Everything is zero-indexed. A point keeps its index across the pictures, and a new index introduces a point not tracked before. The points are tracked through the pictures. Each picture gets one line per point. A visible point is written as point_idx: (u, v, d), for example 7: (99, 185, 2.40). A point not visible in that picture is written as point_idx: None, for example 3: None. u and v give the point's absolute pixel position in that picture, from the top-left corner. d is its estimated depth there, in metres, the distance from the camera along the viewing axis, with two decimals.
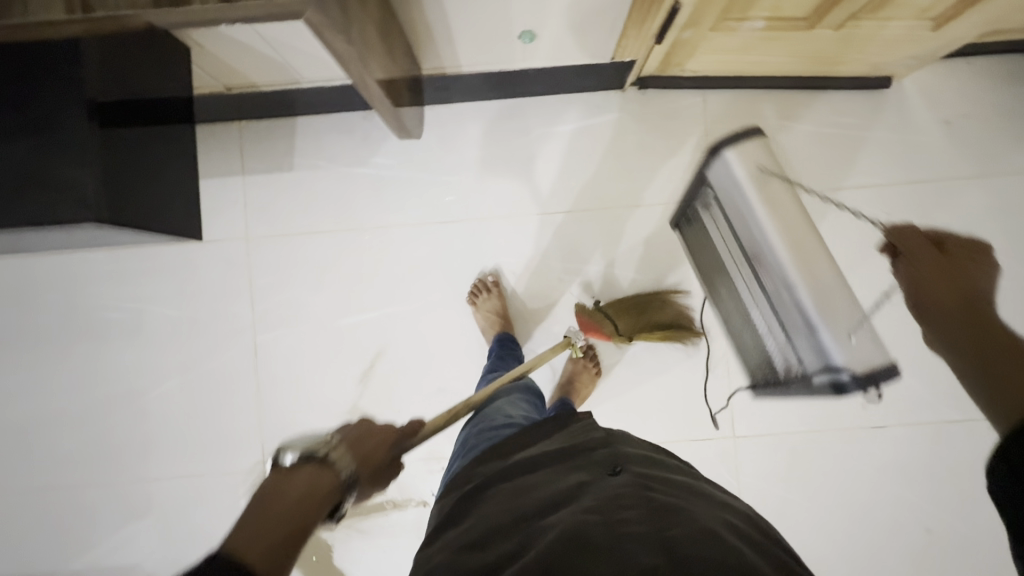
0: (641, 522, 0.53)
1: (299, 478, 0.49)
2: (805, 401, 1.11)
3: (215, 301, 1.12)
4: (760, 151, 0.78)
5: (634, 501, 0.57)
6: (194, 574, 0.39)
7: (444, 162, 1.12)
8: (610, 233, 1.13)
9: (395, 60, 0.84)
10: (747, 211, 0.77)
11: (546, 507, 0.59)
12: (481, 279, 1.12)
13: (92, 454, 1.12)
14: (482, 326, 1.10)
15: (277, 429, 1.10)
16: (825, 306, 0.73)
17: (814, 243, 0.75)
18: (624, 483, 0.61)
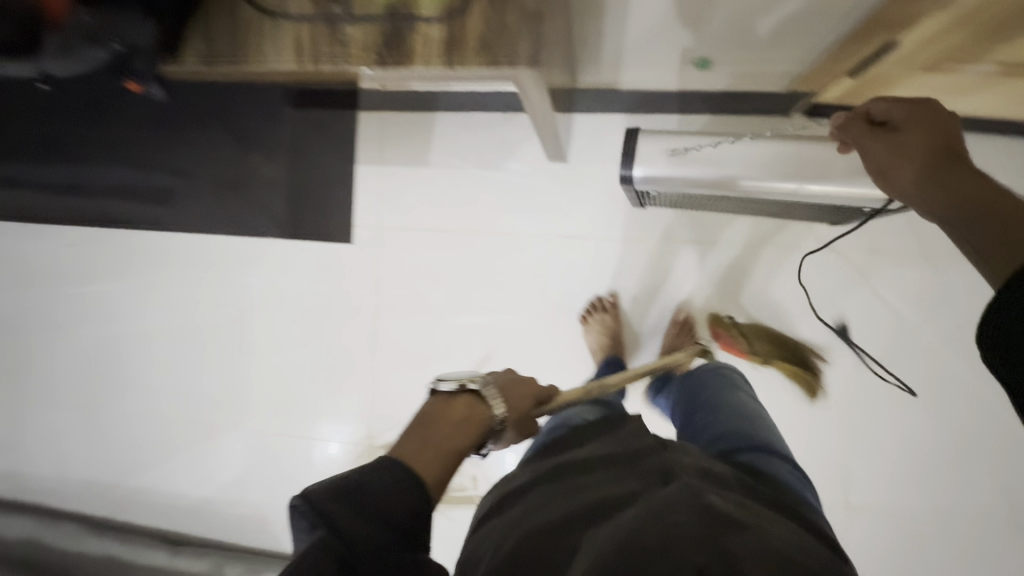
0: (695, 548, 0.44)
1: (457, 407, 0.57)
2: (935, 483, 1.02)
3: (342, 282, 1.18)
4: (655, 144, 0.82)
5: (694, 514, 0.47)
6: (384, 469, 0.49)
7: (578, 172, 1.09)
8: (742, 270, 1.06)
9: (558, 81, 0.80)
10: (699, 184, 0.81)
11: (589, 515, 0.50)
12: (599, 298, 1.09)
13: (227, 402, 1.25)
14: (592, 345, 1.07)
15: (387, 409, 1.18)
16: (828, 169, 0.74)
17: (785, 148, 0.76)
18: (681, 493, 0.51)
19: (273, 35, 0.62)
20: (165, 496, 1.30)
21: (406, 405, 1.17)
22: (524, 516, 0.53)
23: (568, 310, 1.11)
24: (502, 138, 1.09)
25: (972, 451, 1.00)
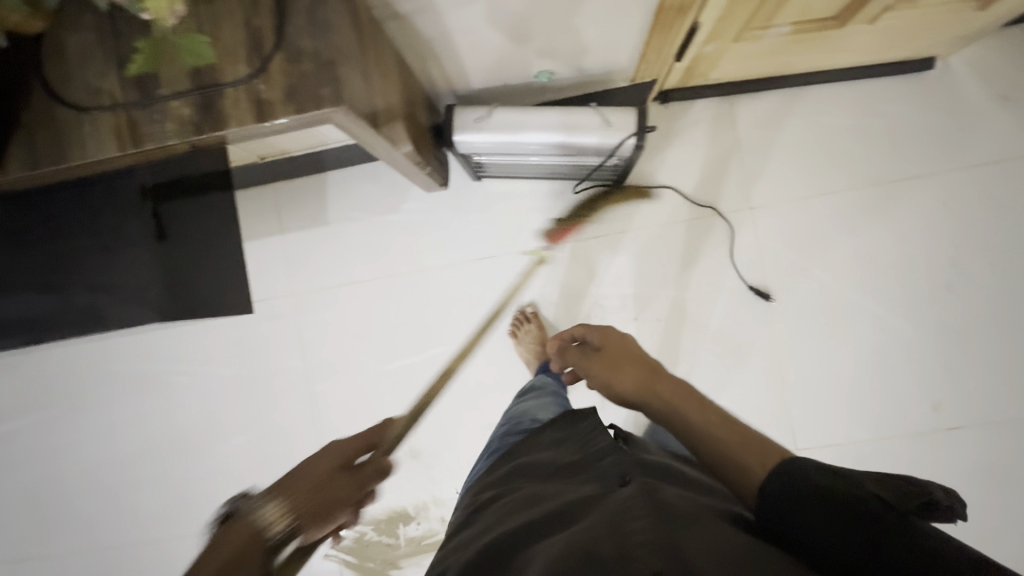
0: (652, 528, 0.45)
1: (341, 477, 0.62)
2: (869, 405, 1.03)
3: (270, 357, 1.16)
4: (463, 114, 0.83)
5: (646, 512, 0.47)
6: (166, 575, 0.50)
7: (472, 200, 1.13)
8: (642, 252, 1.08)
9: (416, 105, 0.82)
10: (501, 146, 0.85)
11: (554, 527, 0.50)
12: (521, 312, 1.11)
13: (172, 512, 1.18)
14: (525, 358, 1.07)
15: None
16: (571, 127, 0.81)
17: (544, 110, 0.82)
18: (634, 491, 0.51)
19: (90, 129, 0.58)
20: None
21: None
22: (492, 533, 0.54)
23: (494, 329, 1.12)
24: (392, 183, 1.13)
25: (893, 368, 1.03)
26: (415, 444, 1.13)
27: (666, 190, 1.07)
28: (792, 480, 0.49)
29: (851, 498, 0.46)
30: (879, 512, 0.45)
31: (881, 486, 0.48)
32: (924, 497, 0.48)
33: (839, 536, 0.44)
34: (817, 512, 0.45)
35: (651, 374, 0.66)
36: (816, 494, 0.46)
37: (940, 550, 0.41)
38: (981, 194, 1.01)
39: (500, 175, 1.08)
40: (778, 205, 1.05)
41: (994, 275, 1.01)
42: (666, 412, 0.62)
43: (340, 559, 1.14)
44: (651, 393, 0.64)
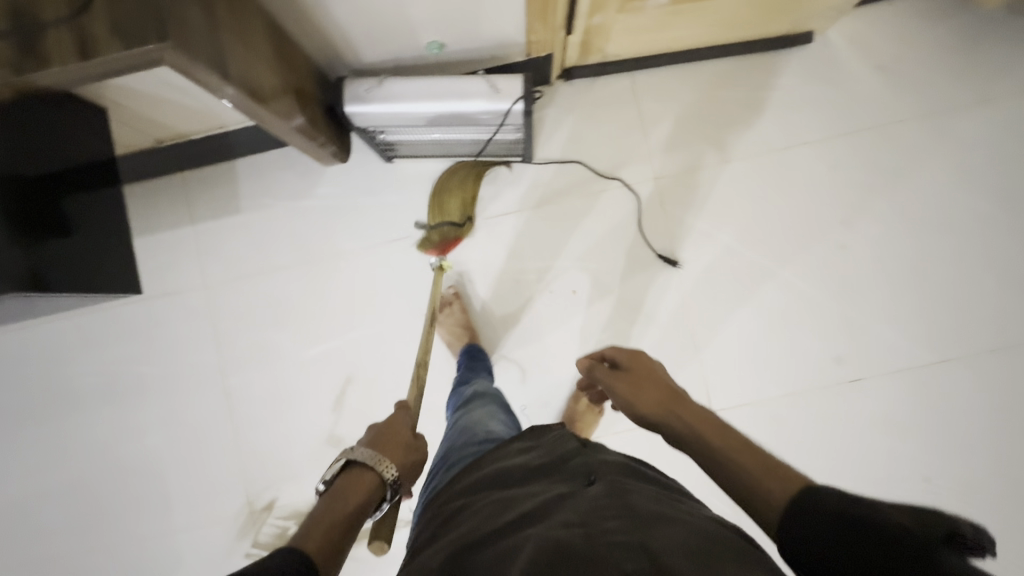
0: (623, 531, 0.49)
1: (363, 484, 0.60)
2: (778, 362, 1.07)
3: (183, 351, 1.13)
4: (355, 87, 0.85)
5: (617, 513, 0.52)
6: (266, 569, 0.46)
7: (386, 182, 1.13)
8: (555, 226, 1.11)
9: (299, 74, 0.83)
10: (396, 117, 0.86)
11: (524, 519, 0.54)
12: (442, 294, 1.11)
13: (81, 522, 1.12)
14: (448, 341, 1.08)
15: (259, 467, 1.11)
16: (459, 94, 0.83)
17: (432, 78, 0.84)
18: (602, 492, 0.56)
19: None
20: None
21: (280, 455, 1.11)
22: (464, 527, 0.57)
23: (413, 310, 1.12)
24: (305, 168, 1.13)
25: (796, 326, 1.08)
26: (338, 432, 1.11)
27: (574, 165, 1.11)
28: (816, 503, 0.50)
29: (869, 519, 0.45)
30: (898, 533, 0.43)
31: (913, 514, 0.45)
32: (957, 529, 0.42)
33: (854, 551, 0.44)
34: (837, 534, 0.46)
35: (673, 397, 0.69)
36: (835, 515, 0.47)
37: (959, 575, 0.39)
38: (865, 157, 1.08)
39: (411, 154, 1.09)
40: (680, 174, 1.10)
41: (882, 232, 1.07)
42: (683, 439, 0.65)
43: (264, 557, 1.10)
44: (672, 416, 0.67)
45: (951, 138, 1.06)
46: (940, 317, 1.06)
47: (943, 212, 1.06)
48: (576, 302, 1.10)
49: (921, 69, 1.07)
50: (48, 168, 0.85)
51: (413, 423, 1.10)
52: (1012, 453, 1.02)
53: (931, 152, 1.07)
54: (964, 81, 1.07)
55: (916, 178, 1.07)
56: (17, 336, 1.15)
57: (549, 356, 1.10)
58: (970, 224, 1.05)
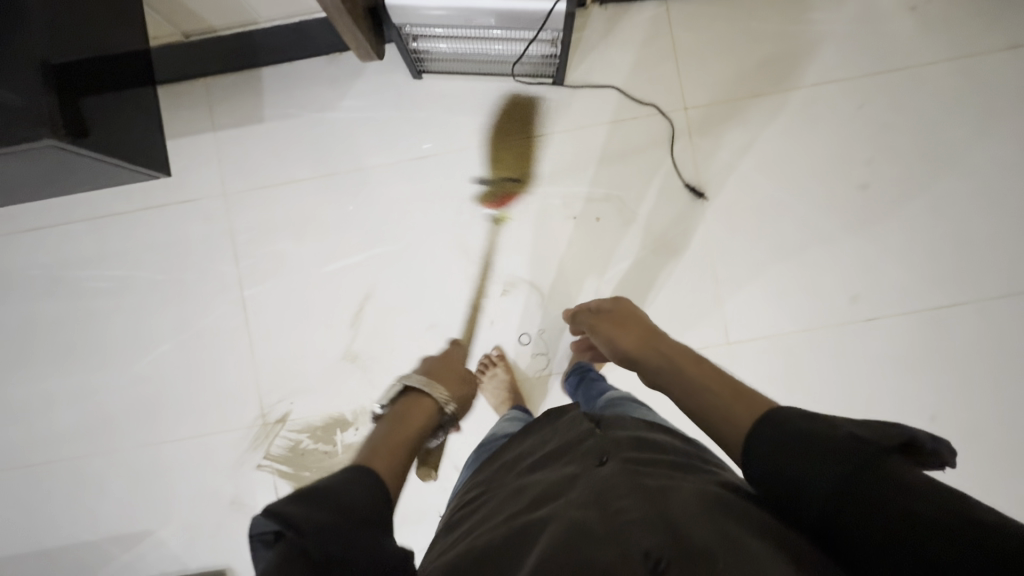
0: (638, 510, 0.50)
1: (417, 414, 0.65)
2: (793, 298, 1.08)
3: (200, 259, 1.12)
4: None
5: (628, 490, 0.52)
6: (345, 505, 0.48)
7: (414, 98, 1.12)
8: (581, 154, 1.11)
9: None
10: (441, 16, 0.86)
11: (534, 504, 0.55)
12: (486, 356, 1.09)
13: (90, 427, 1.12)
14: (494, 404, 1.06)
15: (273, 378, 1.11)
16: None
17: None
18: (614, 469, 0.56)
19: None
20: (38, 557, 1.11)
21: (294, 367, 1.11)
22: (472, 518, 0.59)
23: (435, 229, 1.11)
24: (332, 80, 1.12)
25: (814, 263, 1.08)
26: (353, 347, 1.11)
27: (604, 92, 1.10)
28: (779, 430, 0.49)
29: (830, 439, 0.46)
30: (855, 449, 0.44)
31: (869, 428, 0.46)
32: (913, 437, 0.45)
33: (819, 474, 0.45)
34: (802, 459, 0.46)
35: (652, 335, 0.73)
36: (798, 440, 0.47)
37: (915, 486, 0.41)
38: (892, 96, 1.08)
39: (441, 71, 1.09)
40: (711, 106, 1.10)
41: (906, 174, 1.08)
42: (657, 368, 0.67)
43: (273, 469, 1.10)
44: (649, 348, 0.70)
45: (978, 81, 1.07)
46: (957, 261, 1.07)
47: (967, 157, 1.07)
48: (599, 229, 1.10)
49: (952, 11, 1.08)
50: (78, 53, 0.82)
51: (430, 342, 1.10)
52: (1016, 396, 1.05)
53: (956, 94, 1.07)
54: (994, 26, 1.07)
55: (941, 120, 1.07)
56: (28, 236, 1.13)
57: (570, 281, 1.10)
58: (990, 169, 1.07)
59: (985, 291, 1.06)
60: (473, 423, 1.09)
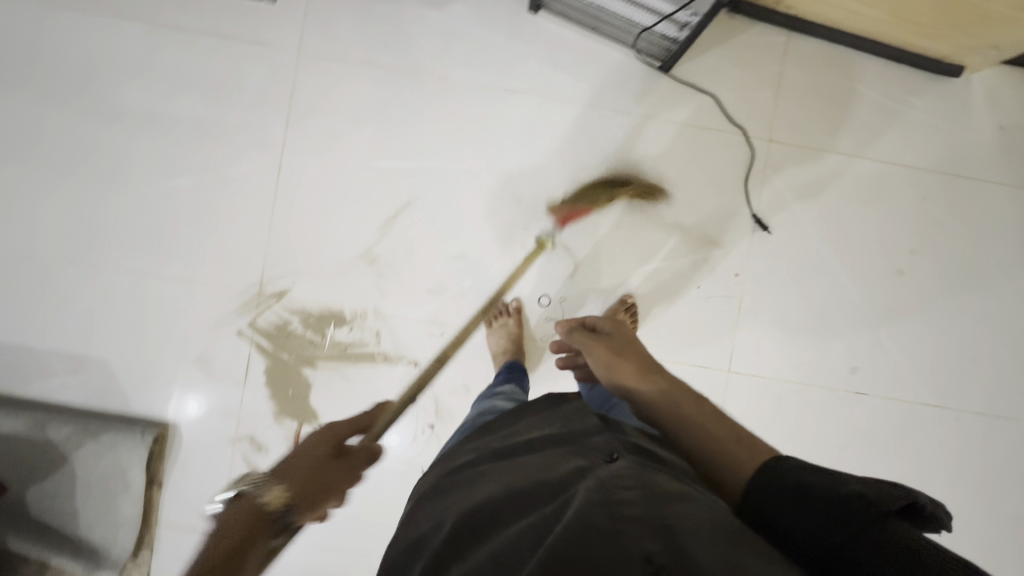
0: (644, 505, 0.49)
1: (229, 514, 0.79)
2: (798, 350, 1.12)
3: (250, 107, 1.06)
4: None
5: (638, 486, 0.51)
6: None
7: (522, 31, 1.09)
8: (659, 144, 1.10)
9: None
10: None
11: (535, 495, 0.55)
12: (503, 303, 1.08)
13: (74, 234, 1.04)
14: (493, 349, 1.05)
15: (283, 252, 1.06)
16: None
17: None
18: (622, 466, 0.55)
19: None
20: None
21: (307, 248, 1.06)
22: (469, 498, 0.59)
23: (494, 164, 1.08)
24: None
25: (829, 324, 1.12)
26: (374, 250, 1.07)
27: (702, 94, 1.10)
28: (779, 476, 0.53)
29: (832, 490, 0.49)
30: (859, 509, 0.47)
31: (871, 487, 0.49)
32: (911, 499, 0.48)
33: (818, 528, 0.48)
34: (801, 510, 0.50)
35: (651, 365, 0.75)
36: (800, 490, 0.51)
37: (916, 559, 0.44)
38: (953, 199, 1.13)
39: (560, 15, 1.07)
40: (793, 148, 1.11)
41: (940, 275, 1.13)
42: (656, 398, 0.68)
43: (253, 340, 1.06)
44: (654, 381, 0.71)
45: None
46: (952, 369, 1.13)
47: (997, 278, 1.13)
48: (649, 222, 1.10)
49: None
50: None
51: (452, 271, 1.08)
52: (957, 503, 1.12)
53: (1006, 219, 1.13)
54: None
55: (986, 237, 1.13)
56: (72, 15, 1.04)
57: (605, 262, 1.09)
58: (1009, 297, 1.13)
59: (963, 403, 1.13)
60: (466, 364, 1.08)
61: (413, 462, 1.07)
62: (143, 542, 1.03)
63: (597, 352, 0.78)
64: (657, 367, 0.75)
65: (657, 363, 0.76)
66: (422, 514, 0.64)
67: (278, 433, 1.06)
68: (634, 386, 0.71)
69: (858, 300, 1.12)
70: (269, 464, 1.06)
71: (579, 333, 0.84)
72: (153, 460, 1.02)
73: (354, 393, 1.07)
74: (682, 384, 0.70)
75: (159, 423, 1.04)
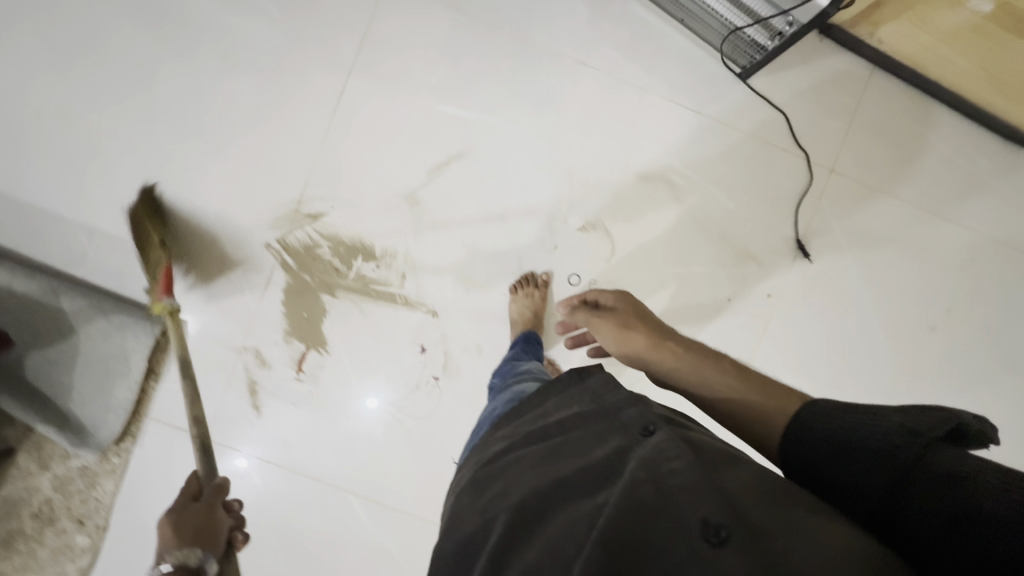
0: (693, 473, 0.47)
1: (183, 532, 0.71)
2: (813, 384, 1.11)
3: (327, 25, 1.05)
4: None
5: (683, 457, 0.49)
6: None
7: (610, 9, 1.08)
8: (721, 150, 1.08)
9: None
10: None
11: (576, 475, 0.52)
12: (532, 274, 1.07)
13: (125, 112, 1.03)
14: (512, 317, 1.05)
15: (328, 175, 1.05)
16: None
17: None
18: (661, 438, 0.53)
19: None
20: None
21: (352, 176, 1.05)
22: (505, 487, 0.55)
23: (555, 134, 1.07)
24: None
25: (849, 364, 1.11)
26: (418, 193, 1.06)
27: (775, 110, 1.08)
28: (818, 423, 0.50)
29: (872, 433, 0.47)
30: (906, 446, 0.45)
31: (917, 415, 0.48)
32: (955, 423, 0.47)
33: (870, 477, 0.46)
34: (845, 460, 0.47)
35: (661, 332, 0.70)
36: (839, 439, 0.48)
37: (977, 477, 0.43)
38: (998, 268, 1.12)
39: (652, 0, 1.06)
40: (853, 183, 1.10)
41: (969, 340, 1.12)
42: (676, 370, 0.66)
43: (279, 256, 1.05)
44: (667, 349, 0.67)
45: None
46: None
47: None
48: (694, 225, 1.09)
49: None
50: None
51: (489, 231, 1.07)
52: None
53: None
54: None
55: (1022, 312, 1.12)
56: None
57: (642, 254, 1.08)
58: None
59: None
60: (483, 324, 1.07)
61: (411, 410, 1.07)
62: (129, 429, 1.02)
63: (605, 328, 0.73)
64: (669, 335, 0.70)
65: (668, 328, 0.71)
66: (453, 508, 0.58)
67: (285, 351, 1.06)
68: (649, 356, 0.68)
69: (884, 347, 1.11)
70: (269, 380, 1.06)
71: (582, 312, 0.77)
72: (156, 351, 1.02)
73: (368, 330, 1.06)
74: (696, 348, 0.66)
75: None
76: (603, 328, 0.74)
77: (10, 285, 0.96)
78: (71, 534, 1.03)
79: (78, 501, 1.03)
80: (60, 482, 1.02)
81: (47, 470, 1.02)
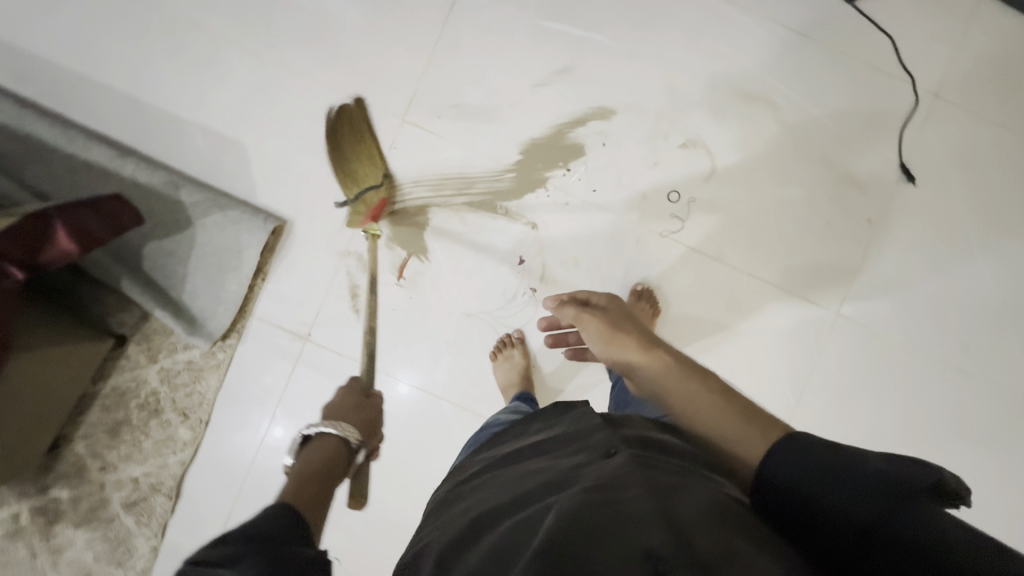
0: (644, 499, 0.47)
1: (316, 447, 0.70)
2: (910, 312, 1.09)
3: None
4: None
5: (638, 483, 0.49)
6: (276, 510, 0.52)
7: None
8: (822, 73, 1.08)
9: None
10: None
11: (536, 494, 0.52)
12: (504, 337, 1.08)
13: (244, 22, 1.08)
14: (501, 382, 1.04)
15: (436, 86, 1.08)
16: None
17: None
18: (624, 462, 0.52)
19: None
20: (123, 101, 1.07)
21: (459, 89, 1.08)
22: (476, 504, 0.56)
23: (658, 54, 1.08)
24: None
25: (950, 293, 1.09)
26: (522, 107, 1.08)
27: (877, 35, 1.08)
28: (801, 454, 0.49)
29: (849, 470, 0.47)
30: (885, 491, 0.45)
31: (895, 463, 0.48)
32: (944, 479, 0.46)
33: (840, 505, 0.46)
34: (821, 488, 0.47)
35: (649, 339, 0.70)
36: (817, 470, 0.48)
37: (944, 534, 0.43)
38: None
39: None
40: (959, 110, 1.08)
41: None
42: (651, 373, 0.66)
43: (384, 165, 1.08)
44: (654, 357, 0.66)
45: None
46: None
47: None
48: (793, 148, 1.08)
49: None
50: None
51: (590, 146, 1.08)
52: None
53: None
54: None
55: None
56: None
57: (740, 176, 1.08)
58: None
59: None
60: (580, 238, 1.08)
61: (505, 321, 1.08)
62: (235, 326, 1.05)
63: (594, 333, 0.73)
64: (656, 342, 0.69)
65: (659, 338, 0.70)
66: (430, 515, 0.61)
67: (386, 258, 1.07)
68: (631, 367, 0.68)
69: (990, 276, 1.08)
70: (370, 286, 1.07)
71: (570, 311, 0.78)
72: (264, 251, 1.04)
73: (466, 240, 1.08)
74: (679, 359, 0.65)
75: (279, 217, 1.05)
76: (590, 330, 0.74)
77: (136, 177, 1.01)
78: (174, 426, 1.05)
79: (182, 395, 1.05)
80: (166, 375, 1.05)
81: (155, 362, 1.05)
